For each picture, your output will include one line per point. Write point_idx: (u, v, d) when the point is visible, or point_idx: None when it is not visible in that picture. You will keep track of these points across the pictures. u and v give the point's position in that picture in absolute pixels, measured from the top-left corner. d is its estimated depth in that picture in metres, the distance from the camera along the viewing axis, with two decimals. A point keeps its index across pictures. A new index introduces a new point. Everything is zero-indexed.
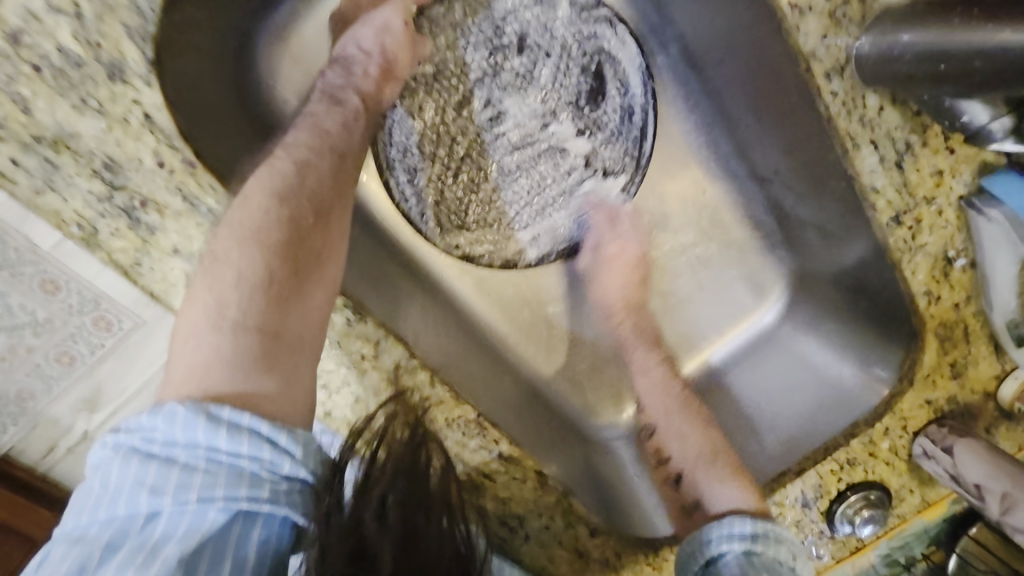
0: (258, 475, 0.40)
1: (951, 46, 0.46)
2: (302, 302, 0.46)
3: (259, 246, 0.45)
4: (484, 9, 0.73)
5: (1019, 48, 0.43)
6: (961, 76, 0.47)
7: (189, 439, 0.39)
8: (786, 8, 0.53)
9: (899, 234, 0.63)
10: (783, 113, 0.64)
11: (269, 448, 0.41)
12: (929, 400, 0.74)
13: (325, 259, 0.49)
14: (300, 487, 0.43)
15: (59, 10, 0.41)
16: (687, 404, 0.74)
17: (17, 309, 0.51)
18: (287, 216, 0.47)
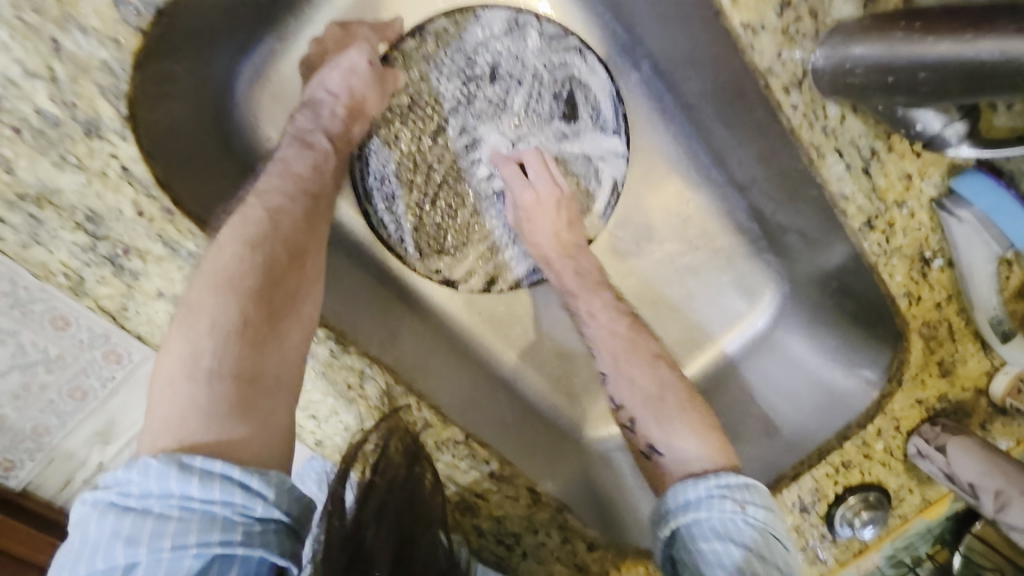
0: (231, 519, 0.42)
1: (895, 59, 0.47)
2: (279, 344, 0.49)
3: (231, 294, 0.47)
4: (455, 41, 0.74)
5: (960, 58, 0.44)
6: (909, 87, 0.48)
7: (163, 488, 0.41)
8: (739, 26, 0.54)
9: (872, 239, 0.63)
10: (753, 125, 0.65)
11: (240, 491, 0.42)
12: (920, 400, 0.74)
13: (300, 299, 0.51)
14: (274, 527, 0.44)
15: (36, 74, 0.43)
16: (637, 340, 0.70)
17: (30, 347, 0.59)
18: (261, 261, 0.49)
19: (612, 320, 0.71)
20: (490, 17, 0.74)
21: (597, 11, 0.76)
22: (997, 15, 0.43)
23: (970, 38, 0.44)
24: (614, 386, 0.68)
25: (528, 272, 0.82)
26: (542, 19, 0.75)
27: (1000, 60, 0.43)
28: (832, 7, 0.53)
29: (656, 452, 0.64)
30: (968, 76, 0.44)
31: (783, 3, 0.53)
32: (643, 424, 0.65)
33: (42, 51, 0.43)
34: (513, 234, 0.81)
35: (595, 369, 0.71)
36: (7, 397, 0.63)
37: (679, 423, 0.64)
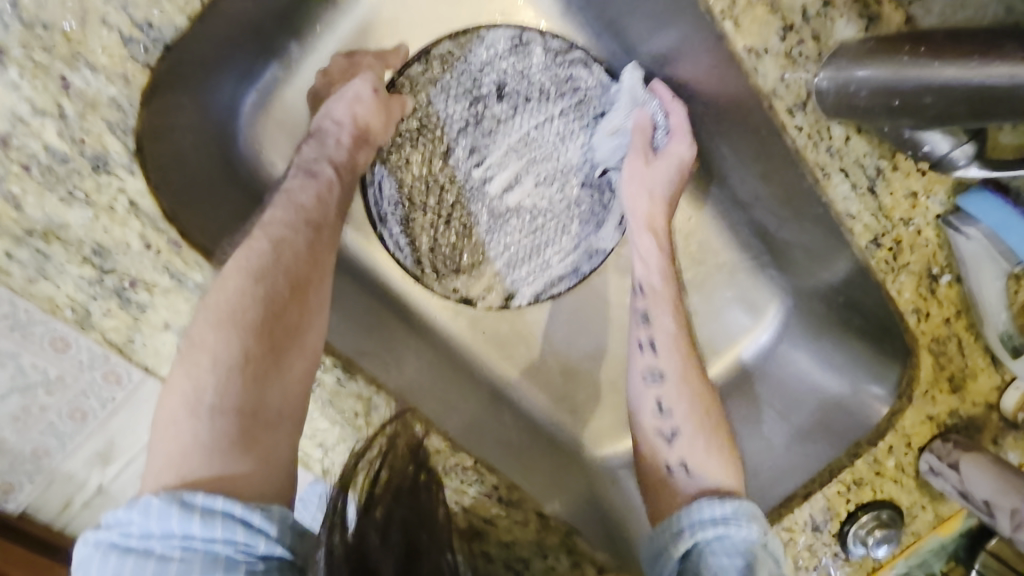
0: (233, 558, 0.41)
1: (901, 82, 0.47)
2: (282, 378, 0.49)
3: (232, 328, 0.47)
4: (461, 62, 0.74)
5: (967, 83, 0.44)
6: (915, 111, 0.48)
7: (165, 528, 0.41)
8: (742, 51, 0.53)
9: (880, 256, 0.63)
10: (756, 145, 0.66)
11: (243, 529, 0.42)
12: (931, 416, 0.74)
13: (305, 329, 0.51)
14: (277, 565, 0.43)
15: (44, 112, 0.43)
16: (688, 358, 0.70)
17: (30, 368, 0.64)
18: (262, 295, 0.49)
19: (665, 326, 0.71)
20: (495, 36, 0.74)
21: (597, 34, 0.76)
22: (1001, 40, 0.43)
23: (976, 64, 0.44)
24: (665, 390, 0.68)
25: (546, 288, 0.82)
26: (546, 35, 0.76)
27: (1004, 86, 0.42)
28: (835, 29, 0.53)
29: (680, 472, 0.64)
30: (976, 100, 0.44)
31: (785, 26, 0.53)
32: (688, 446, 0.65)
33: (50, 90, 0.43)
34: (529, 250, 0.81)
35: (651, 367, 0.69)
36: (7, 418, 0.68)
37: (715, 455, 0.65)
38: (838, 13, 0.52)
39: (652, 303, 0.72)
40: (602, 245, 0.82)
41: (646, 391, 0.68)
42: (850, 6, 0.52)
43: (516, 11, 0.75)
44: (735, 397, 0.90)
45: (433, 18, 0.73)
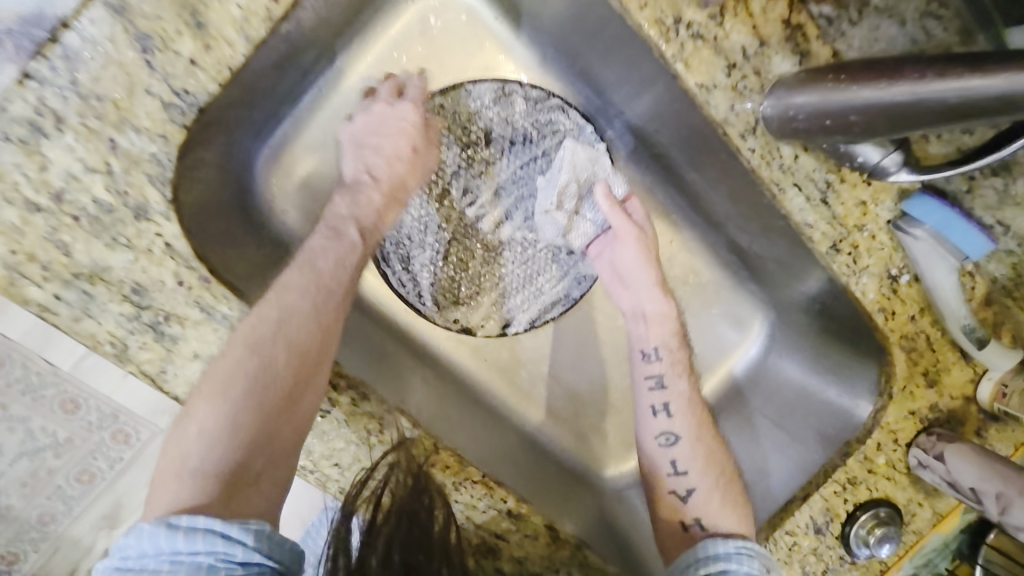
0: (215, 565, 0.46)
1: (830, 105, 0.55)
2: (273, 440, 0.53)
3: (228, 400, 0.52)
4: (452, 112, 0.81)
5: (882, 101, 0.51)
6: (845, 128, 0.55)
7: (155, 547, 0.46)
8: (693, 86, 0.60)
9: (840, 260, 0.69)
10: (721, 168, 0.73)
11: (222, 540, 0.47)
12: (912, 411, 0.79)
13: (300, 396, 0.55)
14: (258, 570, 0.47)
15: (94, 169, 0.50)
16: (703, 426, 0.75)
17: (40, 432, 0.76)
18: (258, 366, 0.53)
19: (680, 387, 0.76)
20: (481, 89, 0.81)
21: (572, 82, 0.83)
22: (907, 64, 0.51)
23: (885, 86, 0.51)
24: (682, 451, 0.73)
25: (541, 313, 0.88)
26: (526, 85, 0.82)
27: (908, 100, 0.50)
28: (772, 64, 0.60)
29: (695, 528, 0.70)
30: (893, 116, 0.51)
31: (729, 65, 0.60)
32: (705, 503, 0.71)
33: (100, 150, 0.50)
34: (523, 279, 0.87)
35: (665, 430, 0.74)
36: (17, 484, 0.78)
37: (728, 509, 0.70)
38: (773, 51, 0.60)
39: (667, 368, 0.76)
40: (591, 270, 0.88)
41: (664, 456, 0.73)
42: (784, 45, 0.59)
43: (497, 65, 0.81)
44: (729, 407, 0.94)
45: (423, 73, 0.79)
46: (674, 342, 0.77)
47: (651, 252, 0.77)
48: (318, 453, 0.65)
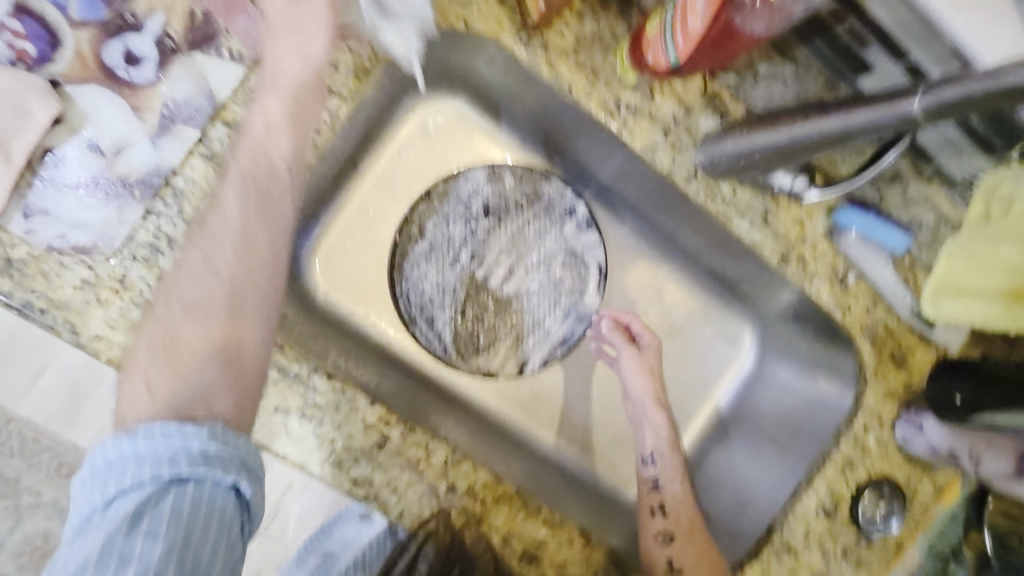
0: (178, 457, 0.51)
1: (739, 148, 0.70)
2: (202, 378, 0.55)
3: (153, 361, 0.56)
4: (454, 194, 0.98)
5: (767, 142, 0.66)
6: (754, 164, 0.70)
7: (122, 450, 0.50)
8: (641, 149, 0.76)
9: (791, 269, 0.83)
10: (684, 209, 0.90)
11: (178, 431, 0.51)
12: (889, 392, 0.88)
13: (213, 332, 0.57)
14: (218, 457, 0.52)
15: None
16: (693, 530, 0.89)
17: None
18: (167, 327, 0.57)
19: (677, 493, 0.92)
20: (475, 172, 0.99)
21: (551, 158, 1.00)
22: (785, 115, 0.66)
23: (771, 130, 0.66)
24: (679, 551, 0.87)
25: (552, 352, 1.01)
26: (512, 164, 1.00)
27: (785, 142, 0.65)
28: (700, 123, 0.76)
29: None
30: (781, 153, 0.66)
31: (665, 129, 0.76)
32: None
33: None
34: (531, 325, 1.01)
35: (661, 529, 0.89)
36: None
37: None
38: (698, 113, 0.76)
39: (661, 471, 0.94)
40: (588, 308, 1.02)
41: (661, 551, 0.87)
42: (706, 108, 0.75)
43: (487, 151, 0.99)
44: (732, 424, 1.07)
45: (426, 165, 0.97)
46: (668, 450, 0.94)
47: (646, 369, 0.96)
48: (378, 482, 0.73)
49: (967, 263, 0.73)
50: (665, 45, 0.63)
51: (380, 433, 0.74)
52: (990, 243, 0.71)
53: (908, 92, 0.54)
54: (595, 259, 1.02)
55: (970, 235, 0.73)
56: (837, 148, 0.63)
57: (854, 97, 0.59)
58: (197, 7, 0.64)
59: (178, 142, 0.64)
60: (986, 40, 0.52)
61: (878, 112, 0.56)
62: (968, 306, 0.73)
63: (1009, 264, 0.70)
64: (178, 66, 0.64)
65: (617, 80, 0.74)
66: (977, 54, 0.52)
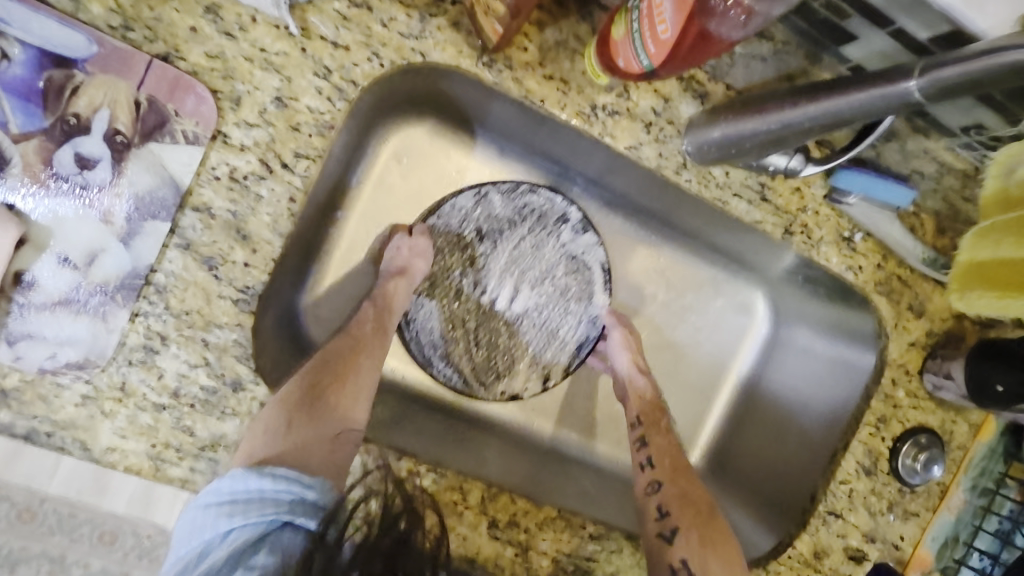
0: (279, 497, 0.58)
1: (726, 138, 0.67)
2: (320, 436, 0.65)
3: (289, 409, 0.66)
4: (444, 225, 0.94)
5: (755, 132, 0.64)
6: (744, 152, 0.67)
7: (243, 484, 0.58)
8: (625, 149, 0.74)
9: (796, 240, 0.81)
10: (671, 194, 0.89)
11: (283, 480, 0.58)
12: (912, 342, 0.87)
13: (342, 405, 0.69)
14: (307, 504, 0.59)
15: (196, 364, 0.65)
16: (685, 476, 0.85)
17: None
18: (311, 390, 0.69)
19: (670, 442, 0.89)
20: (461, 198, 0.95)
21: (532, 162, 0.97)
22: (767, 100, 0.63)
23: (757, 118, 0.63)
24: (666, 499, 0.82)
25: (573, 359, 1.00)
26: (497, 182, 0.95)
27: (773, 131, 0.62)
28: (681, 112, 0.73)
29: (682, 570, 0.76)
30: (772, 140, 0.63)
31: (646, 124, 0.73)
32: (686, 545, 0.77)
33: (197, 348, 0.65)
34: (547, 337, 0.99)
35: (651, 481, 0.85)
36: None
37: (714, 552, 0.76)
38: (677, 102, 0.72)
39: (648, 429, 0.90)
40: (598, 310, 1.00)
41: (651, 500, 0.83)
42: (685, 95, 0.72)
43: (467, 166, 0.96)
44: (756, 391, 1.07)
45: (408, 192, 0.94)
46: (652, 409, 0.92)
47: (630, 342, 0.95)
48: None
49: (993, 254, 0.68)
50: (635, 49, 0.59)
51: (412, 485, 0.73)
52: (997, 241, 0.67)
53: (903, 73, 0.52)
54: (596, 260, 0.99)
55: (993, 225, 0.67)
56: (831, 132, 0.61)
57: (842, 80, 0.57)
58: (140, 93, 0.59)
59: (150, 239, 0.61)
60: (980, 10, 0.52)
61: (878, 95, 0.54)
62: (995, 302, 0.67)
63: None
64: (133, 160, 0.60)
65: (589, 84, 0.71)
66: (974, 24, 0.53)
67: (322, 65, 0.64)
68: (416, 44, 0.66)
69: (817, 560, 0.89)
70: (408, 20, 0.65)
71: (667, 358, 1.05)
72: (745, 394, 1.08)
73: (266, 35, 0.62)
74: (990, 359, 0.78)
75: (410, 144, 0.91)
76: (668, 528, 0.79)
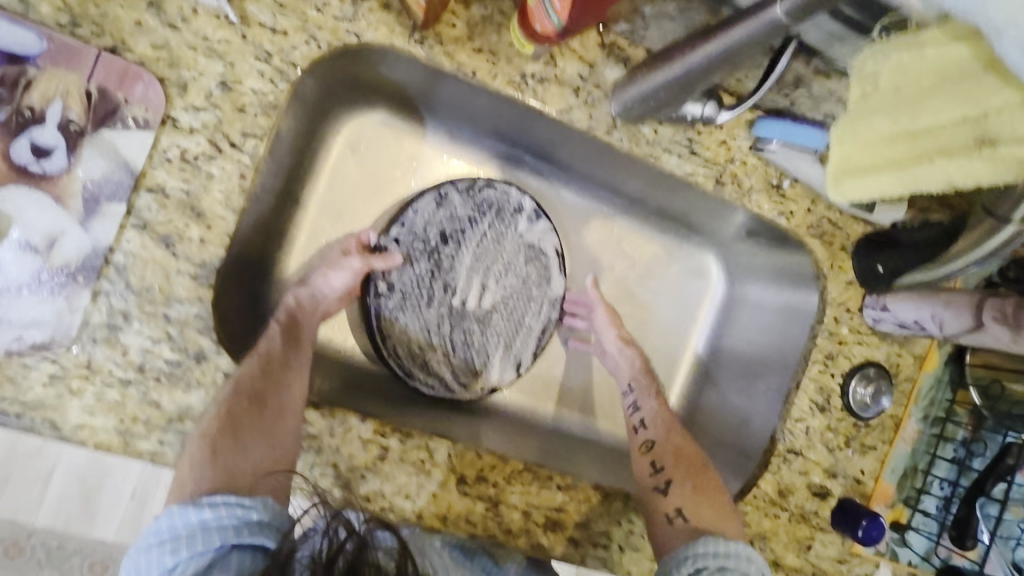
0: (223, 523, 0.57)
1: (637, 98, 0.74)
2: (249, 460, 0.64)
3: (212, 437, 0.63)
4: (406, 233, 0.92)
5: (656, 86, 0.70)
6: (654, 106, 0.73)
7: (183, 519, 0.57)
8: (557, 113, 0.79)
9: (728, 190, 0.86)
10: (611, 159, 0.94)
11: (223, 505, 0.58)
12: (850, 281, 0.92)
13: (269, 417, 0.67)
14: (256, 522, 0.58)
15: (159, 339, 0.68)
16: (674, 436, 0.88)
17: None
18: (230, 410, 0.66)
19: (656, 412, 0.91)
20: (420, 202, 0.92)
21: (483, 144, 1.01)
22: (662, 57, 0.70)
23: (656, 73, 0.70)
24: (658, 452, 0.86)
25: (540, 344, 0.98)
26: (455, 181, 0.93)
27: (669, 82, 0.69)
28: (606, 75, 0.78)
29: (678, 519, 0.78)
30: (674, 90, 0.69)
31: (575, 88, 0.78)
32: (679, 493, 0.80)
33: (159, 324, 0.67)
34: (515, 328, 0.97)
35: (645, 440, 0.89)
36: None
37: (706, 504, 0.79)
38: (602, 67, 0.78)
39: (639, 394, 0.95)
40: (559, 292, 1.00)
41: (646, 459, 0.86)
42: (608, 60, 0.78)
43: (420, 152, 1.00)
44: (719, 350, 1.10)
45: (365, 180, 0.98)
46: (639, 374, 0.96)
47: (616, 319, 0.99)
48: (390, 492, 0.75)
49: (865, 137, 0.60)
50: (546, 11, 0.65)
51: (379, 446, 0.75)
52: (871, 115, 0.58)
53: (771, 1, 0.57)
54: (552, 244, 0.99)
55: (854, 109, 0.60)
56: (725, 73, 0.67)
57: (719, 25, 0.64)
58: (90, 84, 0.63)
59: (108, 220, 0.65)
60: None
61: (745, 32, 0.60)
62: (951, 161, 0.53)
63: (962, 117, 0.52)
64: (87, 146, 0.64)
65: (517, 55, 0.76)
66: None
67: (263, 50, 0.69)
68: (350, 27, 0.71)
69: (782, 498, 0.92)
70: (341, 4, 0.70)
71: (631, 324, 1.08)
72: (709, 355, 1.11)
73: (207, 25, 0.67)
74: (879, 248, 0.87)
75: (362, 134, 0.96)
76: (659, 482, 0.82)
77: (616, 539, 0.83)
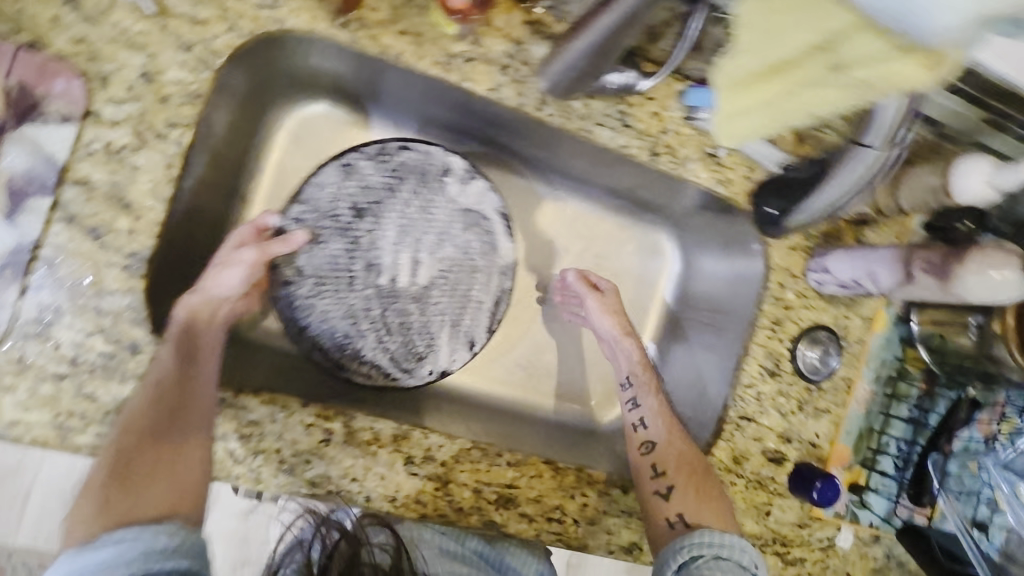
0: (133, 554, 0.54)
1: (560, 72, 0.75)
2: (146, 496, 0.60)
3: (99, 485, 0.60)
4: (314, 209, 0.91)
5: (574, 58, 0.71)
6: (576, 78, 0.74)
7: (87, 559, 0.53)
8: (486, 92, 0.80)
9: (663, 160, 0.87)
10: (551, 139, 0.95)
11: (129, 535, 0.55)
12: (793, 246, 0.93)
13: (163, 448, 0.64)
14: (170, 548, 0.56)
15: (92, 331, 0.68)
16: (675, 436, 0.87)
17: None
18: (116, 454, 0.63)
19: (660, 415, 0.89)
20: (323, 175, 0.91)
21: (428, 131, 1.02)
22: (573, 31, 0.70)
23: (569, 44, 0.71)
24: (659, 455, 0.85)
25: (492, 318, 0.99)
26: (359, 148, 0.93)
27: (585, 52, 0.70)
28: (531, 52, 0.79)
29: (680, 524, 0.79)
30: (592, 60, 0.70)
31: (502, 66, 0.79)
32: (682, 500, 0.81)
33: (91, 317, 0.68)
34: (460, 303, 0.98)
35: (644, 440, 0.88)
36: None
37: (706, 506, 0.80)
38: (527, 44, 0.79)
39: (637, 390, 0.92)
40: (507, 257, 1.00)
41: (646, 460, 0.86)
42: (533, 36, 0.79)
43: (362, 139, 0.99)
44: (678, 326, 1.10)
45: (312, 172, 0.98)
46: (640, 368, 0.93)
47: (615, 307, 0.95)
48: (336, 476, 0.75)
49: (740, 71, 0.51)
50: None
51: (322, 430, 0.75)
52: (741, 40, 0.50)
53: None
54: (492, 208, 0.99)
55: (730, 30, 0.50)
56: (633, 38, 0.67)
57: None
58: (9, 80, 0.64)
59: (34, 215, 0.65)
60: None
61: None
62: (811, 93, 0.48)
63: (815, 44, 0.45)
64: (11, 142, 0.64)
65: (441, 36, 0.77)
66: None
67: (183, 40, 0.70)
68: (271, 14, 0.72)
69: (737, 465, 0.92)
70: None
71: None
72: (668, 330, 1.11)
73: (126, 18, 0.68)
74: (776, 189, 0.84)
75: (306, 125, 0.96)
76: (661, 486, 0.83)
77: (570, 512, 0.84)
